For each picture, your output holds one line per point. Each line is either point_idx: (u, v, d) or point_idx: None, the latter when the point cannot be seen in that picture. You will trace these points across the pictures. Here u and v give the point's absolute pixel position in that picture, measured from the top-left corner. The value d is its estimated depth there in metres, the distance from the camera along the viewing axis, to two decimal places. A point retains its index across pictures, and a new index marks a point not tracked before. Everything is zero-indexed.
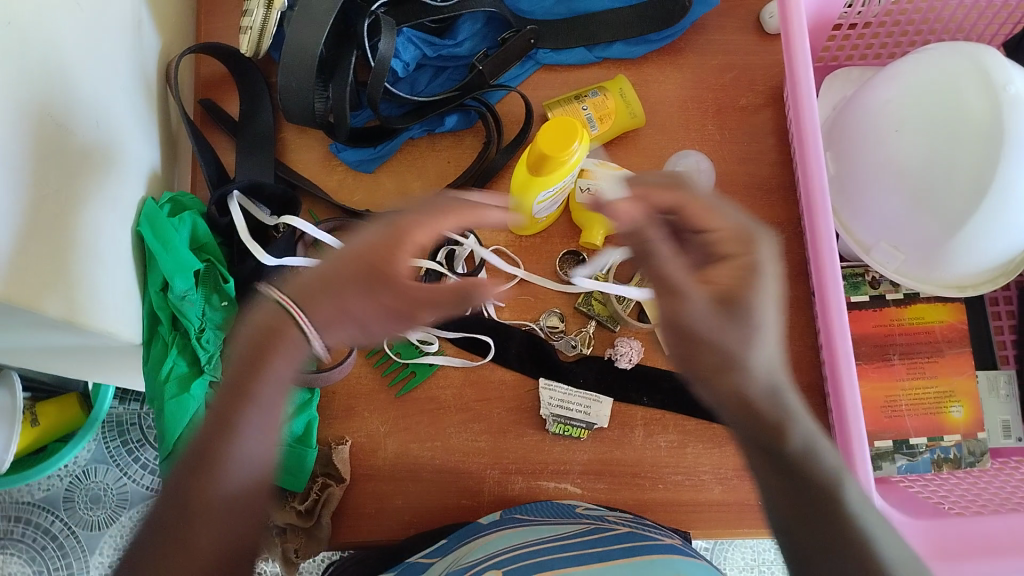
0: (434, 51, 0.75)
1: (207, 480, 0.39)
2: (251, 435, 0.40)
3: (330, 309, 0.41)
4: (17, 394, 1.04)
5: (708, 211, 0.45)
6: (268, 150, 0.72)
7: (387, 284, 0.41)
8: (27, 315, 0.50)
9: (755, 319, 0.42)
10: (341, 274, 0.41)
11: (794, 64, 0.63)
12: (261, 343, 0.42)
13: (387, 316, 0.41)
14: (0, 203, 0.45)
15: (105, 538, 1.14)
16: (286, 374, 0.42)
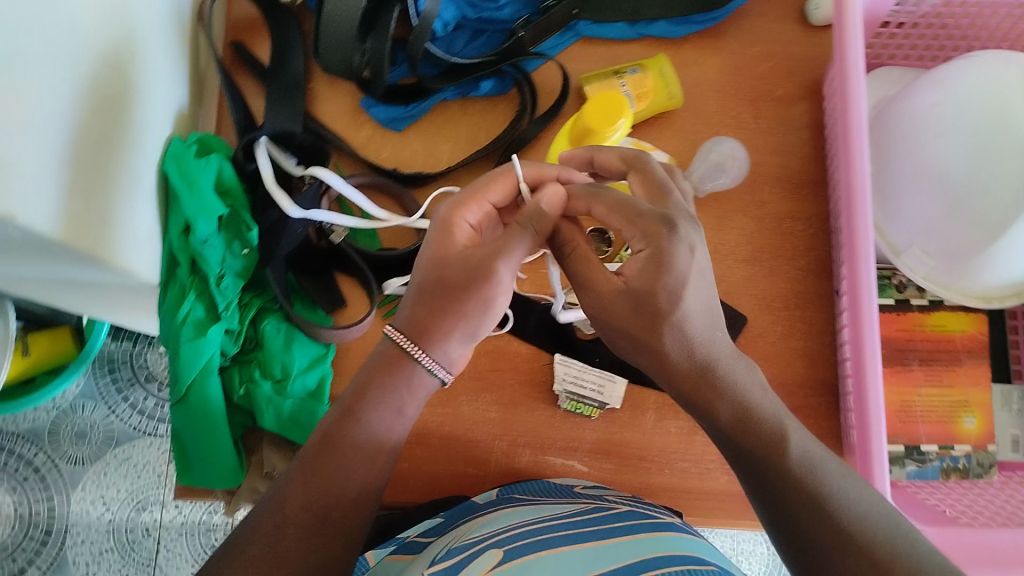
0: (475, 13, 0.73)
1: (342, 440, 0.49)
2: (375, 418, 0.51)
3: (434, 311, 0.51)
4: (10, 323, 1.01)
5: (619, 207, 0.51)
6: (297, 99, 0.70)
7: (453, 272, 0.51)
8: (52, 248, 0.49)
9: (665, 310, 0.48)
10: (427, 286, 0.52)
11: (845, 60, 0.62)
12: (381, 368, 0.52)
13: (471, 290, 0.51)
14: (37, 131, 0.44)
15: (89, 474, 1.13)
16: (407, 389, 0.52)
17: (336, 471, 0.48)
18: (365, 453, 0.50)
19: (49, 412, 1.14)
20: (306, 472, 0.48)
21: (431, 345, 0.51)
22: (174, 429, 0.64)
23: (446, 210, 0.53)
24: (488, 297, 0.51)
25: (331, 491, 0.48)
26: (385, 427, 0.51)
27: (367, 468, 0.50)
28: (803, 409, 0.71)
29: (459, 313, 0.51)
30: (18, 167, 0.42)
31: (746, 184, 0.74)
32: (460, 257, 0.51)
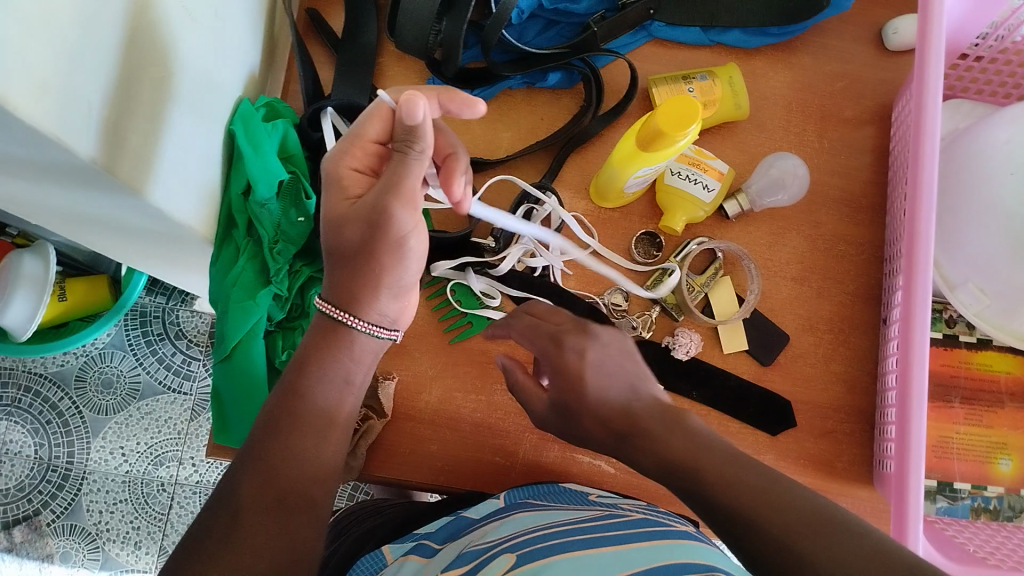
0: (551, 3, 0.73)
1: (296, 413, 0.47)
2: (320, 394, 0.48)
3: (353, 274, 0.49)
4: (50, 266, 1.02)
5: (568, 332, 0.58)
6: (365, 73, 0.70)
7: (356, 232, 0.49)
8: (113, 188, 0.48)
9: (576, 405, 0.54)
10: (340, 251, 0.50)
11: (925, 84, 0.62)
12: (322, 338, 0.50)
13: (377, 242, 0.49)
14: (116, 72, 0.44)
15: (111, 423, 1.13)
16: (352, 355, 0.50)
17: (293, 442, 0.46)
18: (317, 425, 0.47)
19: (78, 358, 1.15)
20: (261, 441, 0.46)
21: (360, 308, 0.50)
22: (215, 388, 0.65)
23: (332, 161, 0.51)
24: (402, 243, 0.49)
25: (289, 469, 0.45)
26: (333, 397, 0.49)
27: (319, 440, 0.47)
28: (836, 434, 0.70)
29: (376, 267, 0.49)
30: (102, 111, 0.43)
31: (803, 202, 0.74)
32: (351, 214, 0.49)
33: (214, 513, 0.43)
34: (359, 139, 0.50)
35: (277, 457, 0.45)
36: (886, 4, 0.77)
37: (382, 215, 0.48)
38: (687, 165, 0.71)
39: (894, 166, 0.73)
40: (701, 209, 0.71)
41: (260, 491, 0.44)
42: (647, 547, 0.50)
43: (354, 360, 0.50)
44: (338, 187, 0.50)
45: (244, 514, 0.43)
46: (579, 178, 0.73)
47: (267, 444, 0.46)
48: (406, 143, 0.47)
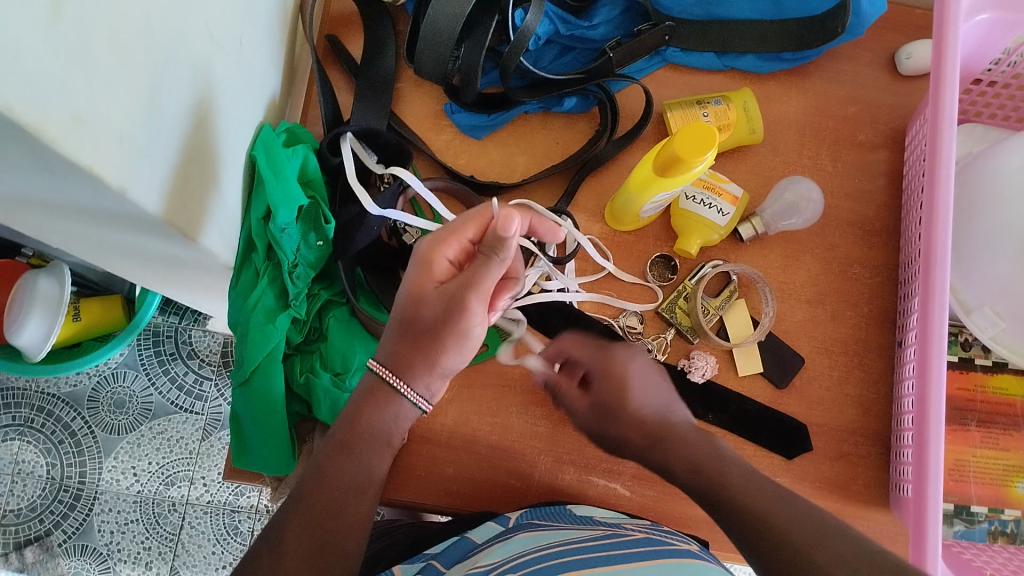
0: (567, 30, 0.74)
1: (340, 463, 0.50)
2: (365, 455, 0.51)
3: (415, 349, 0.51)
4: (65, 287, 1.02)
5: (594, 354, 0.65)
6: (386, 97, 0.71)
7: (428, 315, 0.51)
8: (138, 217, 0.49)
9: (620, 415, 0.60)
10: (408, 324, 0.51)
11: (941, 106, 0.62)
12: (367, 398, 0.52)
13: (446, 330, 0.50)
14: (143, 103, 0.44)
15: (123, 443, 1.14)
16: (387, 422, 0.52)
17: (335, 493, 0.49)
18: (358, 480, 0.51)
19: (90, 378, 1.15)
20: (309, 491, 0.49)
21: (413, 378, 0.51)
22: (235, 411, 0.66)
23: (428, 245, 0.52)
24: (467, 336, 0.51)
25: (336, 493, 0.49)
26: (387, 435, 0.52)
27: (358, 496, 0.51)
28: (850, 456, 0.70)
29: (437, 349, 0.51)
30: (132, 140, 0.43)
31: (817, 225, 0.74)
32: (435, 295, 0.51)
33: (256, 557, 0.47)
34: (458, 235, 0.52)
35: (329, 483, 0.49)
36: (899, 29, 0.77)
37: (462, 305, 0.49)
38: (702, 189, 0.71)
39: (908, 189, 0.73)
40: (715, 232, 0.71)
41: (303, 530, 0.47)
42: (652, 569, 0.52)
43: (388, 429, 0.52)
44: (424, 266, 0.52)
45: (287, 538, 0.47)
46: (594, 202, 0.73)
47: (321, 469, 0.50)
48: (491, 249, 0.49)
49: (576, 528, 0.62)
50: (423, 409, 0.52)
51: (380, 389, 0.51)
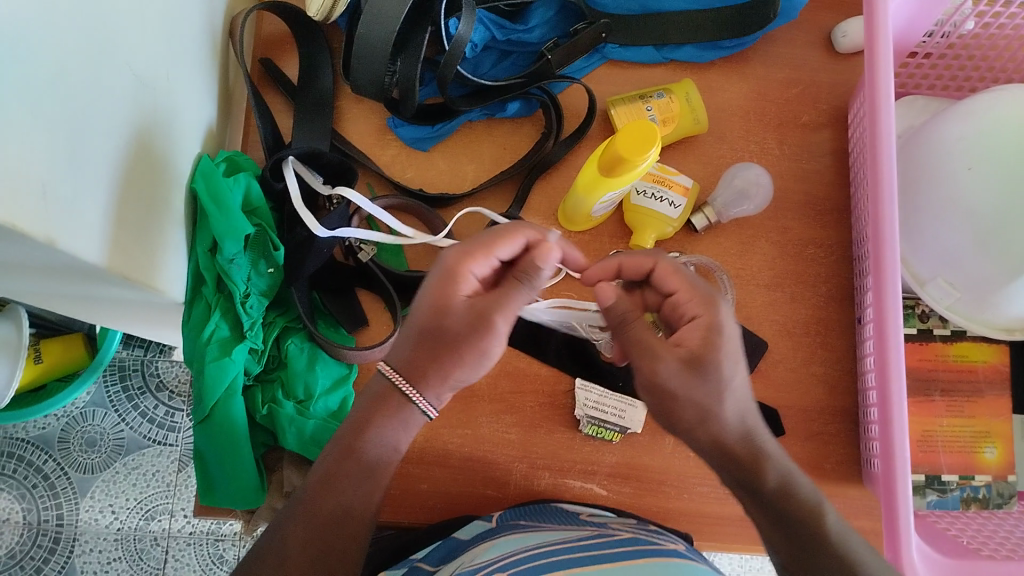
0: (503, 35, 0.74)
1: (349, 461, 0.50)
2: (372, 454, 0.50)
3: (432, 359, 0.50)
4: (23, 328, 1.01)
5: (679, 276, 0.53)
6: (328, 116, 0.71)
7: (454, 328, 0.49)
8: (70, 262, 0.48)
9: (721, 378, 0.49)
10: (425, 334, 0.50)
11: (877, 84, 0.62)
12: (375, 405, 0.51)
13: (469, 345, 0.49)
14: (62, 149, 0.43)
15: (98, 482, 1.12)
16: (390, 431, 0.51)
17: (339, 497, 0.49)
18: (366, 481, 0.50)
19: (59, 420, 1.13)
20: (310, 495, 0.49)
21: (425, 387, 0.50)
22: (197, 449, 0.65)
23: (453, 259, 0.50)
24: (486, 353, 0.50)
25: (342, 498, 0.49)
26: (392, 443, 0.51)
27: (366, 498, 0.50)
28: (821, 436, 0.71)
29: (456, 361, 0.50)
30: (54, 188, 0.43)
31: (769, 209, 0.74)
32: (462, 311, 0.49)
33: (261, 558, 0.47)
34: (491, 250, 0.50)
35: (337, 487, 0.49)
36: (834, 7, 0.78)
37: (489, 325, 0.49)
38: (652, 182, 0.71)
39: (854, 166, 0.74)
40: (669, 224, 0.71)
41: (308, 538, 0.48)
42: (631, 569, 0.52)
43: (393, 440, 0.51)
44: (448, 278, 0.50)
45: (292, 543, 0.47)
46: (547, 205, 0.73)
47: (327, 475, 0.49)
48: (526, 275, 0.50)
49: (559, 528, 0.61)
50: (430, 415, 0.51)
51: (391, 396, 0.50)
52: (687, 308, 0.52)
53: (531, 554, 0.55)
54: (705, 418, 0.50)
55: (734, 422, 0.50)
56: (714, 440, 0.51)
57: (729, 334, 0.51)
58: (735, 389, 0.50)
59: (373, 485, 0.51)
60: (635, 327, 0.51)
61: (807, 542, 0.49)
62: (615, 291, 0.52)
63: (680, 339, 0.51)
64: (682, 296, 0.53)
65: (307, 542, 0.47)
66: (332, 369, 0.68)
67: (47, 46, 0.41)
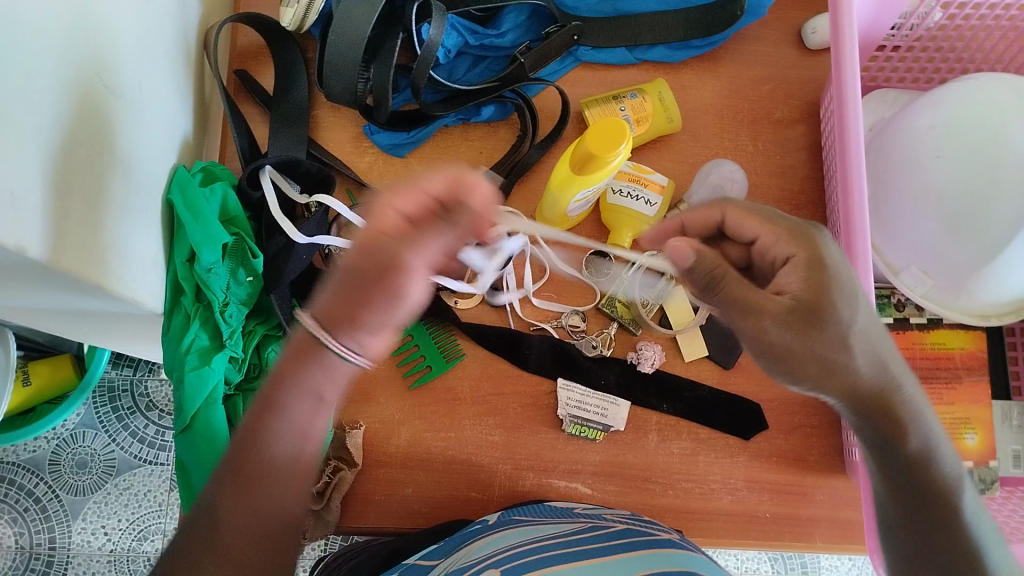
0: (476, 40, 0.75)
1: (261, 422, 0.41)
2: (297, 415, 0.42)
3: (343, 299, 0.39)
4: (11, 352, 1.00)
5: (753, 216, 0.52)
6: (302, 126, 0.71)
7: (366, 267, 0.39)
8: (33, 268, 0.48)
9: (838, 322, 0.48)
10: (345, 271, 0.40)
11: (843, 73, 0.63)
12: (294, 358, 0.41)
13: (381, 286, 0.39)
14: (22, 153, 0.44)
15: (89, 504, 1.11)
16: (313, 388, 0.41)
17: (263, 470, 0.41)
18: (288, 458, 0.42)
19: (49, 442, 1.12)
20: (235, 465, 0.41)
21: (335, 327, 0.39)
22: (180, 459, 0.66)
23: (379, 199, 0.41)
24: (404, 293, 0.39)
25: (269, 461, 0.41)
26: (305, 427, 0.42)
27: (292, 478, 0.42)
28: (803, 429, 0.72)
29: (371, 305, 0.39)
30: (15, 191, 0.43)
31: None
32: (375, 247, 0.39)
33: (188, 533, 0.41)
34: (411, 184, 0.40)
35: (263, 452, 0.41)
36: (803, 6, 0.79)
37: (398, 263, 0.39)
38: (628, 182, 0.71)
39: (827, 159, 0.74)
40: (645, 223, 0.71)
41: (242, 501, 0.41)
42: (615, 565, 0.52)
43: (318, 399, 0.42)
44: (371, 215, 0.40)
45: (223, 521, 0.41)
46: (525, 207, 0.73)
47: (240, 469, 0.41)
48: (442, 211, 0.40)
49: (554, 520, 0.62)
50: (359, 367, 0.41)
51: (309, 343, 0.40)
52: (778, 249, 0.51)
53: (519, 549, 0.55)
54: (839, 372, 0.49)
55: (864, 369, 0.49)
56: (850, 394, 0.50)
57: (832, 267, 0.49)
58: (863, 325, 0.49)
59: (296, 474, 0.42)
60: (728, 280, 0.49)
61: (933, 514, 0.49)
62: (689, 247, 0.49)
63: (778, 282, 0.50)
64: (768, 238, 0.51)
65: (246, 515, 0.41)
66: None
67: (10, 60, 0.42)
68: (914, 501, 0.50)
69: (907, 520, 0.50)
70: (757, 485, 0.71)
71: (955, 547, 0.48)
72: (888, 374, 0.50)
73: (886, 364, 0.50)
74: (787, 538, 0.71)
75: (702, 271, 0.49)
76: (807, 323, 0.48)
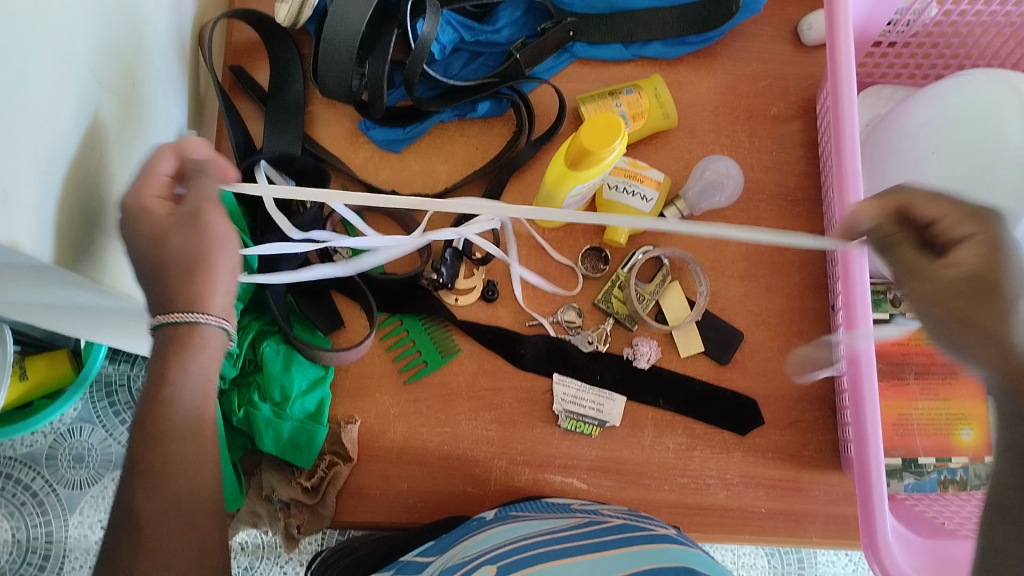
0: (472, 37, 0.75)
1: (159, 402, 0.47)
2: (187, 388, 0.48)
3: (181, 282, 0.48)
4: (8, 347, 1.00)
5: (929, 197, 0.44)
6: (297, 122, 0.71)
7: (175, 245, 0.48)
8: (28, 264, 0.48)
9: (1009, 299, 0.42)
10: (153, 267, 0.48)
11: (839, 72, 0.63)
12: (167, 353, 0.48)
13: (197, 249, 0.48)
14: (18, 150, 0.44)
15: (87, 498, 1.11)
16: (202, 365, 0.48)
17: (166, 448, 0.47)
18: (189, 428, 0.48)
19: (46, 436, 1.12)
20: (146, 451, 0.47)
21: (197, 303, 0.48)
22: None
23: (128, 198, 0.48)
24: (220, 243, 0.49)
25: (172, 440, 0.47)
26: (200, 392, 0.49)
27: (197, 443, 0.49)
28: (798, 423, 0.72)
29: (211, 271, 0.48)
30: (10, 187, 0.43)
31: (742, 200, 0.74)
32: (170, 226, 0.48)
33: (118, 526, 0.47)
34: (153, 168, 0.48)
35: (163, 433, 0.47)
36: (800, 1, 0.79)
37: (199, 222, 0.48)
38: (624, 177, 0.71)
39: (823, 156, 0.74)
40: (641, 219, 0.72)
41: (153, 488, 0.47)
42: (611, 559, 0.52)
43: (207, 373, 0.49)
44: (135, 214, 0.47)
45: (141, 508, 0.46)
46: (520, 202, 0.73)
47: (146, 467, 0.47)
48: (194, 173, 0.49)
49: (554, 516, 0.62)
50: (228, 333, 0.50)
51: (179, 335, 0.48)
52: (957, 230, 0.43)
53: (518, 545, 0.55)
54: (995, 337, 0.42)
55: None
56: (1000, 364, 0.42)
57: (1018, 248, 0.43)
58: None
59: (197, 457, 0.48)
60: (905, 248, 0.44)
61: None
62: (870, 207, 0.45)
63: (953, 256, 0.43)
64: (948, 217, 0.43)
65: (161, 495, 0.47)
66: (308, 370, 0.69)
67: (7, 57, 0.42)
68: None
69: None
70: (753, 480, 0.71)
71: None
72: None
73: None
74: (783, 533, 0.71)
75: (875, 239, 0.45)
76: (976, 300, 0.42)
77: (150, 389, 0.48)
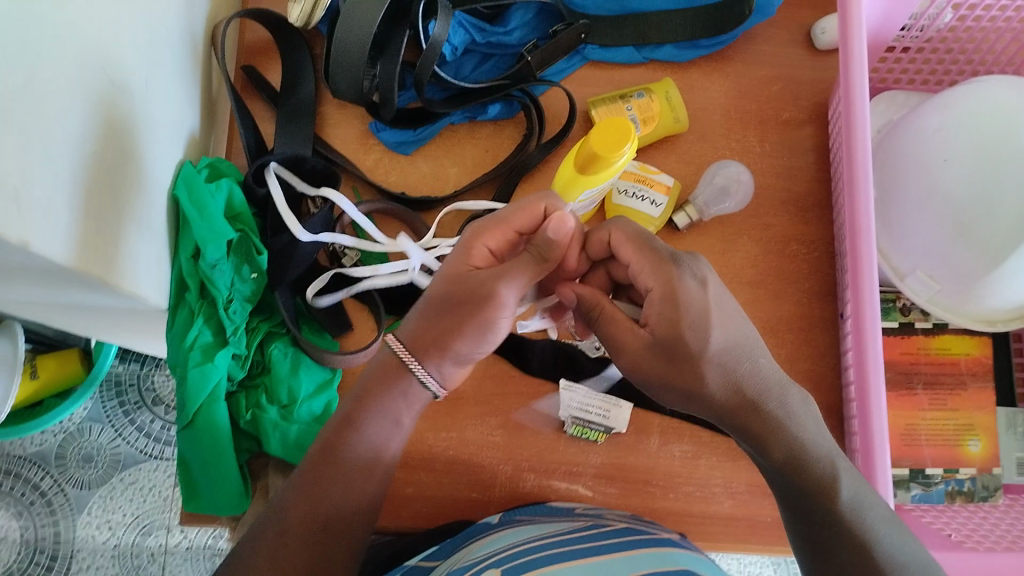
0: (483, 38, 0.75)
1: (344, 437, 0.53)
2: (371, 431, 0.54)
3: (441, 326, 0.52)
4: (19, 345, 1.00)
5: (636, 248, 0.52)
6: (308, 122, 0.72)
7: (463, 295, 0.51)
8: (42, 264, 0.48)
9: (694, 350, 0.49)
10: (438, 299, 0.53)
11: (852, 78, 0.63)
12: (368, 390, 0.54)
13: (473, 317, 0.51)
14: (32, 151, 0.44)
15: (95, 498, 1.10)
16: (393, 411, 0.54)
17: (335, 478, 0.52)
18: (360, 466, 0.53)
19: (55, 436, 1.12)
20: (305, 482, 0.51)
21: (426, 356, 0.53)
22: (182, 455, 0.66)
23: (471, 233, 0.54)
24: (491, 324, 0.52)
25: (345, 467, 0.52)
26: (381, 441, 0.54)
27: (364, 482, 0.53)
28: None
29: (464, 337, 0.52)
30: (22, 186, 0.43)
31: (752, 206, 0.74)
32: (474, 275, 0.52)
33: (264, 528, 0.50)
34: (505, 224, 0.53)
35: (339, 461, 0.52)
36: (813, 6, 0.78)
37: (492, 293, 0.50)
38: (633, 182, 0.71)
39: (835, 162, 0.74)
40: (651, 223, 0.71)
41: (307, 499, 0.51)
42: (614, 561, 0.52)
43: (396, 420, 0.54)
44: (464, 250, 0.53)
45: (293, 512, 0.50)
46: None
47: (312, 483, 0.51)
48: (537, 251, 0.51)
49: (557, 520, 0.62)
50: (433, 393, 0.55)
51: (398, 367, 0.54)
52: (645, 278, 0.52)
53: (522, 548, 0.55)
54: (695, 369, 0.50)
55: (716, 381, 0.50)
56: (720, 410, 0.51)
57: (689, 298, 0.50)
58: (719, 342, 0.50)
59: (361, 487, 0.53)
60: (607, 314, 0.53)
61: (818, 519, 0.49)
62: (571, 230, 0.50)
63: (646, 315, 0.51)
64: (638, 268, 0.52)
65: (310, 508, 0.51)
66: (316, 373, 0.69)
67: (24, 58, 0.43)
68: (808, 515, 0.50)
69: (810, 546, 0.50)
70: (760, 489, 0.70)
71: (844, 544, 0.48)
72: (765, 397, 0.51)
73: (757, 368, 0.51)
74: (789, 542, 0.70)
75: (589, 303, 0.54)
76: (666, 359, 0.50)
77: (335, 425, 0.53)
